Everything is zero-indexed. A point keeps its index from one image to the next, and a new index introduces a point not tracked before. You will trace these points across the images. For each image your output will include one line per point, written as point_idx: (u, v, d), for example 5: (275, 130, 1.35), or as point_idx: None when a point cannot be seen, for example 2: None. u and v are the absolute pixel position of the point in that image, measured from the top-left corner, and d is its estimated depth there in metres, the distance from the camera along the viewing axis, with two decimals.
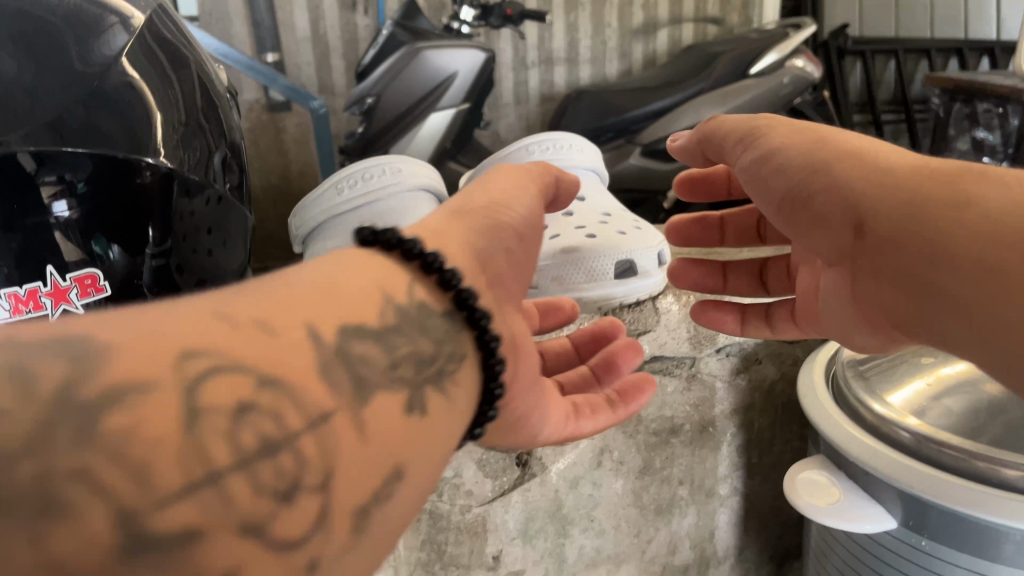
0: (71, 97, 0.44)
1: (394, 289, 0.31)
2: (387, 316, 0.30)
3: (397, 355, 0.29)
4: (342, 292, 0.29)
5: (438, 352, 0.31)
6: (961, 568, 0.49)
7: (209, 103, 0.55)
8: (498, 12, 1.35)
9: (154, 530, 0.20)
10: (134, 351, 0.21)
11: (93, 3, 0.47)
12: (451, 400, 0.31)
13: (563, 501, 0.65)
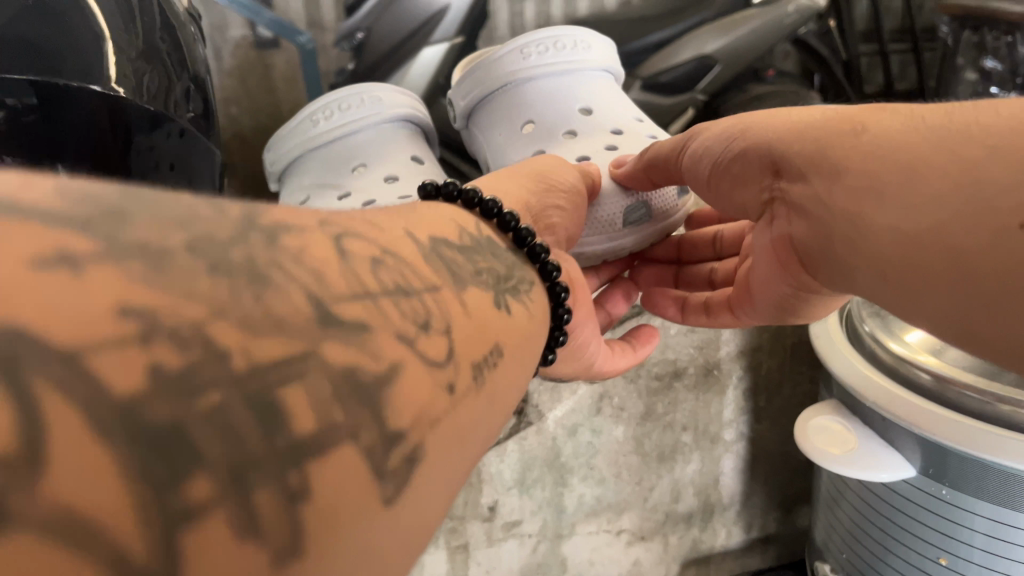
0: None
1: (465, 222, 0.35)
2: (466, 239, 0.33)
3: (478, 265, 0.31)
4: (422, 216, 0.32)
5: (510, 277, 0.34)
6: (981, 516, 0.46)
7: (169, 29, 0.51)
8: None
9: (334, 312, 0.20)
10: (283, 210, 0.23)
11: None
12: (531, 311, 0.34)
13: (561, 450, 0.62)
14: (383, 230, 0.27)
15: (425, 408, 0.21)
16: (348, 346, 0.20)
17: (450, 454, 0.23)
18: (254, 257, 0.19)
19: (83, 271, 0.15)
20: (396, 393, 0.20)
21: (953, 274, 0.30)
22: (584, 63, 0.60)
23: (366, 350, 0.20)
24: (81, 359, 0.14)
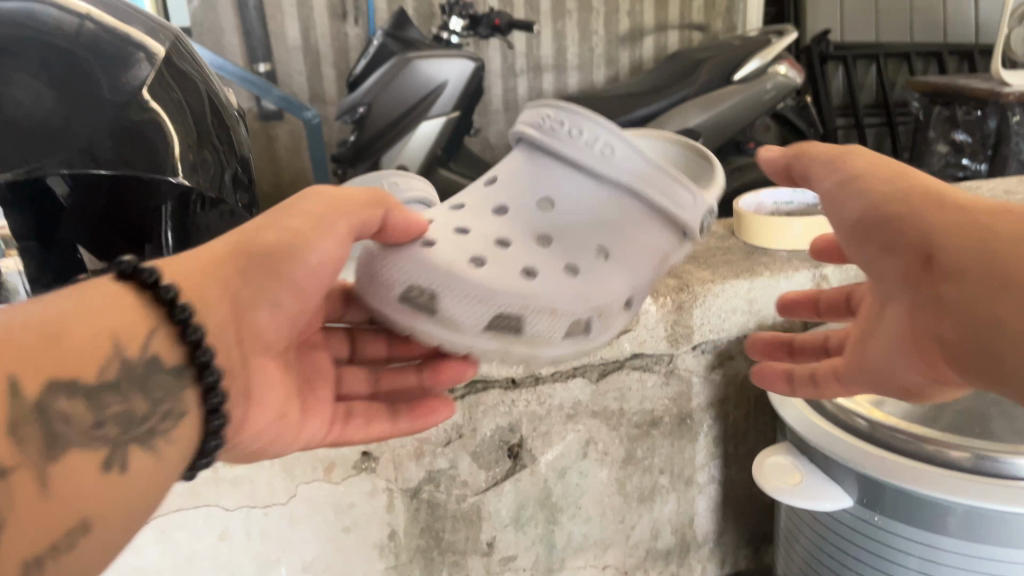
0: (100, 126, 0.49)
1: (130, 337, 0.35)
2: (110, 371, 0.34)
3: (101, 414, 0.33)
4: (68, 343, 0.33)
5: (150, 407, 0.36)
6: (906, 539, 0.54)
7: (219, 122, 0.60)
8: (487, 23, 1.51)
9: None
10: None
11: (114, 36, 0.52)
12: (160, 451, 0.36)
13: (552, 490, 0.70)
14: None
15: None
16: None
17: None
18: None
19: None
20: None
21: (996, 314, 0.34)
22: (565, 138, 0.45)
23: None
24: None
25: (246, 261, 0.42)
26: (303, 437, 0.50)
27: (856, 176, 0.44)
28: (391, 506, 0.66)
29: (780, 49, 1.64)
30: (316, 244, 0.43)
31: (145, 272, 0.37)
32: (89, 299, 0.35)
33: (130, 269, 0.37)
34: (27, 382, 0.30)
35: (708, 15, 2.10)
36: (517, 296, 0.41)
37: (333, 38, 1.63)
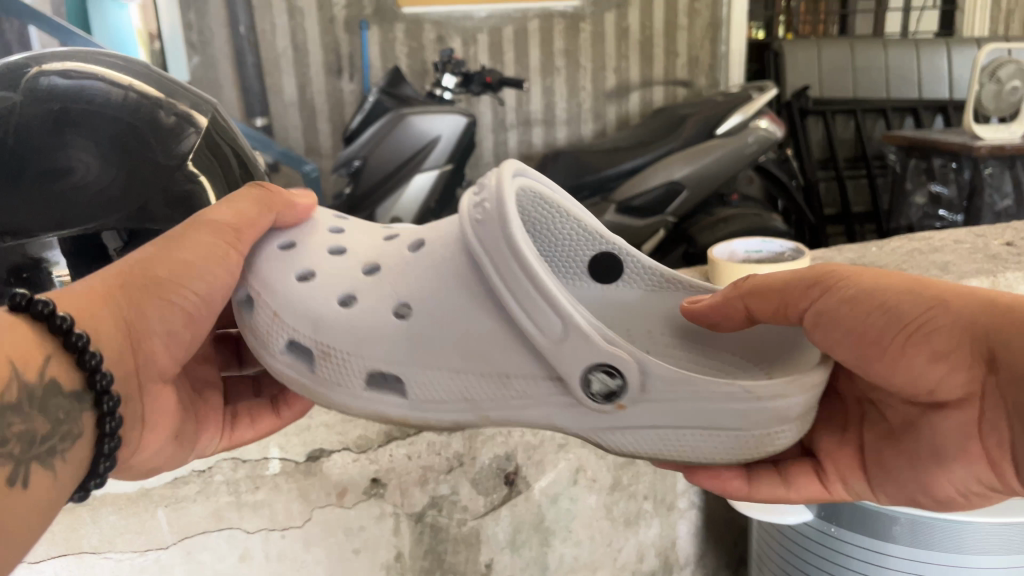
0: (154, 190, 0.59)
1: (29, 366, 0.42)
2: (12, 395, 0.40)
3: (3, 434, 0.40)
4: None
5: (51, 428, 0.43)
6: (860, 548, 0.61)
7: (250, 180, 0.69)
8: (479, 80, 1.92)
9: None
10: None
11: (161, 111, 0.62)
12: (57, 472, 0.43)
13: (545, 514, 0.76)
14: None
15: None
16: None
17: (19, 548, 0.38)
18: None
19: None
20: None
21: None
22: (486, 244, 0.48)
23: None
24: None
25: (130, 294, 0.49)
26: (196, 451, 0.60)
27: (859, 295, 0.47)
28: (397, 530, 0.72)
29: (763, 104, 1.75)
30: (201, 279, 0.51)
31: (41, 304, 0.43)
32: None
33: (23, 301, 0.43)
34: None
35: (693, 71, 2.66)
36: (338, 334, 0.51)
37: (327, 90, 2.39)
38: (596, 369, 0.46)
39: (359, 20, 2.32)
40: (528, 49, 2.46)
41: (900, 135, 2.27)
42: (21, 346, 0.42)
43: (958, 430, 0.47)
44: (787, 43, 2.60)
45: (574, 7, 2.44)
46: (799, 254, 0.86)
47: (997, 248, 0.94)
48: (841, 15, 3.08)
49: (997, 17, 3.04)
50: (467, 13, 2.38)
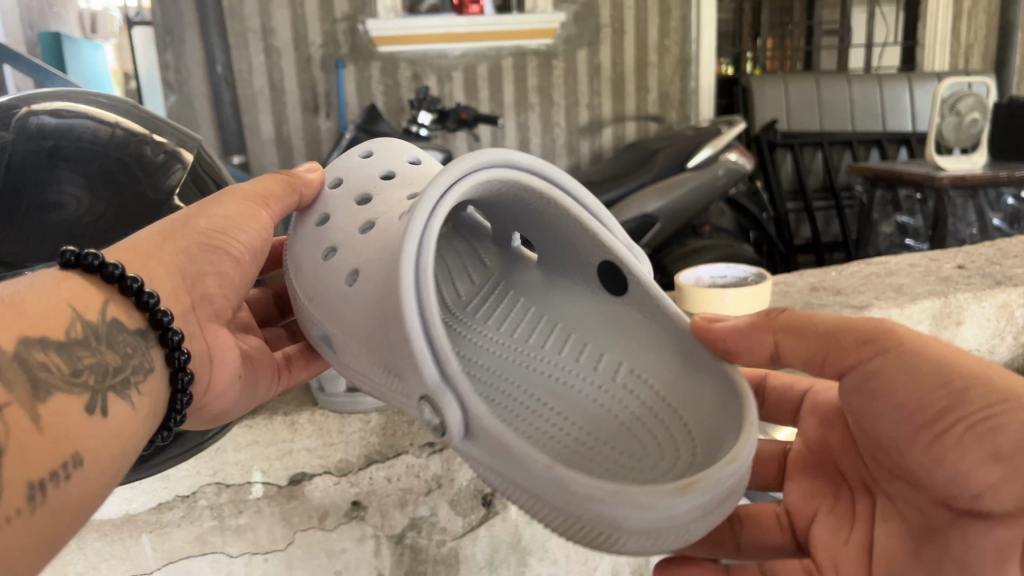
0: (141, 225, 0.62)
1: (86, 308, 0.49)
2: (77, 332, 0.47)
3: (78, 365, 0.46)
4: (34, 309, 0.45)
5: (120, 358, 0.49)
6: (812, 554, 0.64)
7: None
8: (455, 117, 1.97)
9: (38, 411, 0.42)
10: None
11: (145, 145, 0.65)
12: (133, 404, 0.49)
13: (522, 534, 0.78)
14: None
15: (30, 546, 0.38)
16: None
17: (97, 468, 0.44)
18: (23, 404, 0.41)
19: None
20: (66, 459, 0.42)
21: None
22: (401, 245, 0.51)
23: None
24: None
25: (177, 241, 0.58)
26: (258, 396, 0.68)
27: (911, 365, 0.50)
28: (378, 552, 0.74)
29: (732, 139, 1.82)
30: (243, 230, 0.62)
31: (90, 257, 0.50)
32: (54, 283, 0.49)
33: (76, 258, 0.50)
34: (26, 342, 0.43)
35: (664, 106, 2.73)
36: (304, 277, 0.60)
37: (305, 128, 2.44)
38: (428, 397, 0.48)
39: (336, 59, 2.37)
40: (502, 88, 2.52)
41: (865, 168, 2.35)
42: (78, 291, 0.49)
43: (982, 546, 0.46)
44: (754, 79, 2.69)
45: (546, 45, 2.51)
46: (759, 279, 0.90)
47: (948, 271, 0.98)
48: (806, 53, 3.18)
49: (957, 51, 3.14)
50: (442, 51, 2.44)
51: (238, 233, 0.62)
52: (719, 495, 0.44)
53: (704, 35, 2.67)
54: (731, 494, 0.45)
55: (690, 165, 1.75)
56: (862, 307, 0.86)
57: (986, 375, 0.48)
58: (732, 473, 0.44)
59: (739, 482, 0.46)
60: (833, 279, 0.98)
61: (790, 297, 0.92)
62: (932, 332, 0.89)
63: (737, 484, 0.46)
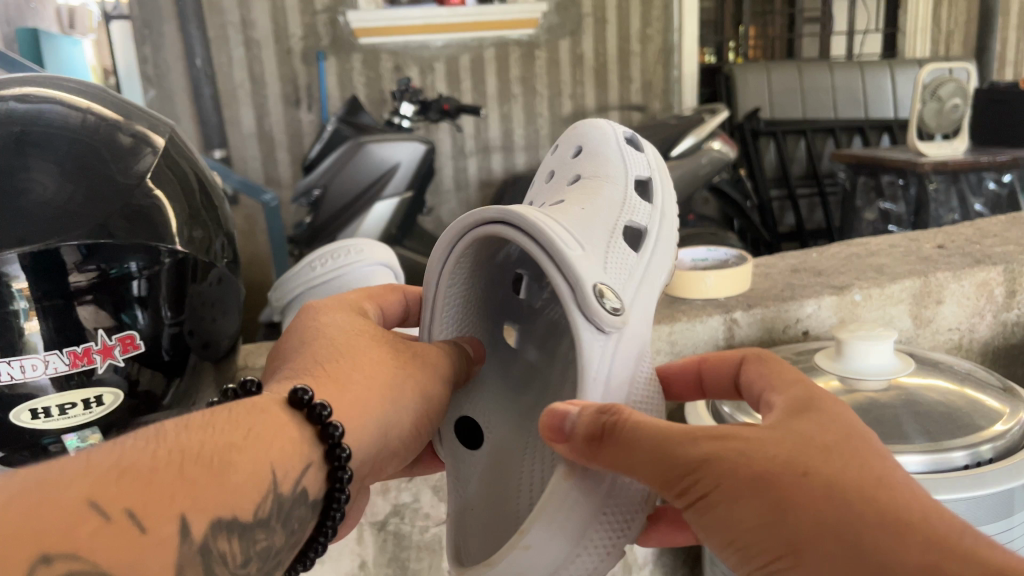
0: (114, 207, 0.61)
1: (284, 476, 0.43)
2: (264, 510, 0.41)
3: (249, 550, 0.40)
4: (235, 476, 0.39)
5: (285, 539, 0.43)
6: None
7: (207, 201, 0.72)
8: (437, 107, 1.96)
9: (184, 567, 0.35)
10: (49, 509, 0.31)
11: (116, 131, 0.64)
12: None
13: None
14: (138, 547, 0.33)
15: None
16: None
17: None
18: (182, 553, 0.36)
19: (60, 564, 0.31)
20: None
21: None
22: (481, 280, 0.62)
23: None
24: None
25: (381, 347, 0.55)
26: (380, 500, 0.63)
27: (728, 518, 0.40)
28: (361, 538, 0.74)
29: (715, 127, 1.82)
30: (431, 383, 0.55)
31: (320, 408, 0.46)
32: (261, 427, 0.43)
33: (308, 400, 0.46)
34: (216, 525, 0.37)
35: (647, 95, 2.73)
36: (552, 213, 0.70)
37: (287, 121, 2.42)
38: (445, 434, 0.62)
39: (317, 51, 2.35)
40: (485, 78, 2.51)
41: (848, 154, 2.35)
42: (271, 444, 0.43)
43: None
44: (737, 67, 2.69)
45: (529, 36, 2.50)
46: (740, 261, 0.90)
47: (927, 251, 0.99)
48: (787, 40, 3.19)
49: (936, 39, 3.16)
50: (423, 42, 2.42)
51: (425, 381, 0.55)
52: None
53: (686, 24, 2.67)
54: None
55: (674, 154, 1.76)
56: (842, 288, 0.86)
57: (782, 505, 0.38)
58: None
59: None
60: (814, 260, 0.98)
61: (771, 279, 0.92)
62: (912, 311, 0.89)
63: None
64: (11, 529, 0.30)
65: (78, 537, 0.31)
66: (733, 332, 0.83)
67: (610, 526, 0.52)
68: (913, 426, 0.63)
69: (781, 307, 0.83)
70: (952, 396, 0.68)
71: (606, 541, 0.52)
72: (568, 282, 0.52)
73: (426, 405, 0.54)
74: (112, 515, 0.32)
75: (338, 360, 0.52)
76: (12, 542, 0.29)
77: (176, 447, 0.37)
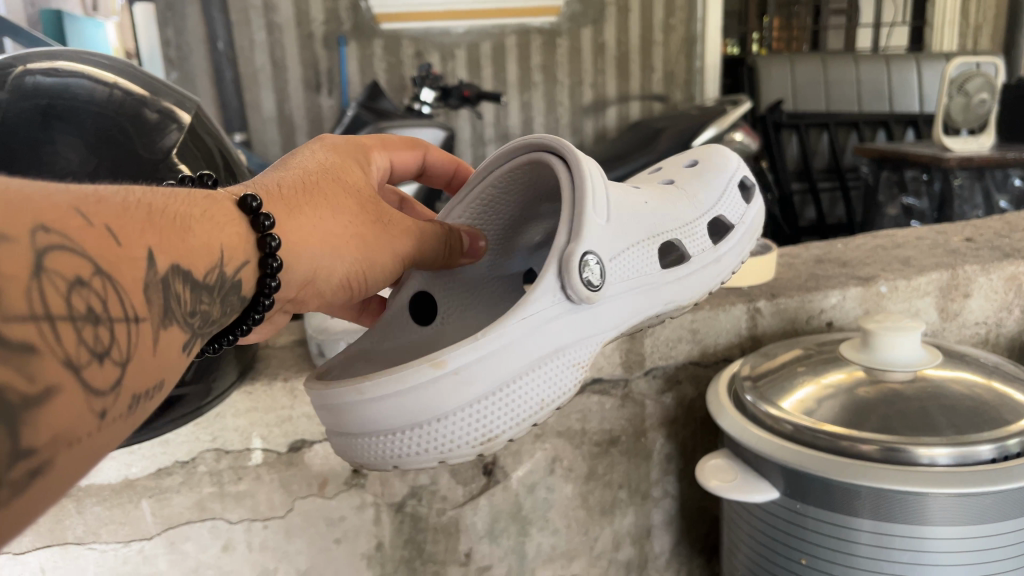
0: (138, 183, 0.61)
1: (233, 259, 0.41)
2: (214, 278, 0.39)
3: (197, 306, 0.38)
4: (194, 239, 0.38)
5: (223, 311, 0.42)
6: (816, 518, 0.65)
7: (233, 181, 0.71)
8: (457, 93, 1.95)
9: (150, 291, 0.33)
10: (42, 198, 0.29)
11: (139, 105, 0.64)
12: None
13: (523, 504, 0.78)
14: (117, 256, 0.31)
15: (66, 427, 0.27)
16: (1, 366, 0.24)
17: (140, 375, 0.32)
18: (161, 284, 0.34)
19: (61, 244, 0.28)
20: (137, 349, 0.32)
21: None
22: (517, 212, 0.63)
23: (21, 373, 0.25)
24: (41, 265, 0.27)
25: (354, 195, 0.52)
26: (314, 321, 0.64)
27: None
28: (378, 520, 0.74)
29: (736, 118, 1.81)
30: (374, 240, 0.52)
31: (265, 219, 0.44)
32: (217, 214, 0.42)
33: (255, 207, 0.44)
34: (175, 269, 0.35)
35: (669, 86, 2.70)
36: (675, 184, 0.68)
37: (307, 104, 2.42)
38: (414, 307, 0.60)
39: (338, 36, 2.35)
40: (506, 66, 2.50)
41: (873, 147, 2.32)
42: (222, 223, 0.42)
43: None
44: (760, 58, 2.66)
45: (550, 23, 2.48)
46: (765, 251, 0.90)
47: (956, 244, 0.97)
48: (813, 33, 3.16)
49: (964, 32, 3.12)
50: (444, 29, 2.42)
51: (378, 246, 0.52)
52: (334, 423, 0.50)
53: (710, 14, 2.64)
54: (354, 437, 0.50)
55: (694, 145, 1.74)
56: (868, 280, 0.85)
57: None
58: (336, 399, 0.49)
59: (363, 433, 0.49)
60: (839, 251, 0.97)
61: (796, 269, 0.91)
62: (939, 305, 0.88)
63: (372, 434, 0.49)
64: (7, 193, 0.27)
65: (68, 225, 0.29)
66: (756, 321, 0.82)
67: (453, 420, 0.49)
68: (942, 419, 0.62)
69: (805, 297, 0.83)
70: (980, 390, 0.66)
71: (429, 448, 0.50)
72: (567, 238, 0.53)
73: (372, 267, 0.52)
74: (92, 223, 0.31)
75: (301, 188, 0.50)
76: (13, 205, 0.27)
77: (144, 201, 0.36)
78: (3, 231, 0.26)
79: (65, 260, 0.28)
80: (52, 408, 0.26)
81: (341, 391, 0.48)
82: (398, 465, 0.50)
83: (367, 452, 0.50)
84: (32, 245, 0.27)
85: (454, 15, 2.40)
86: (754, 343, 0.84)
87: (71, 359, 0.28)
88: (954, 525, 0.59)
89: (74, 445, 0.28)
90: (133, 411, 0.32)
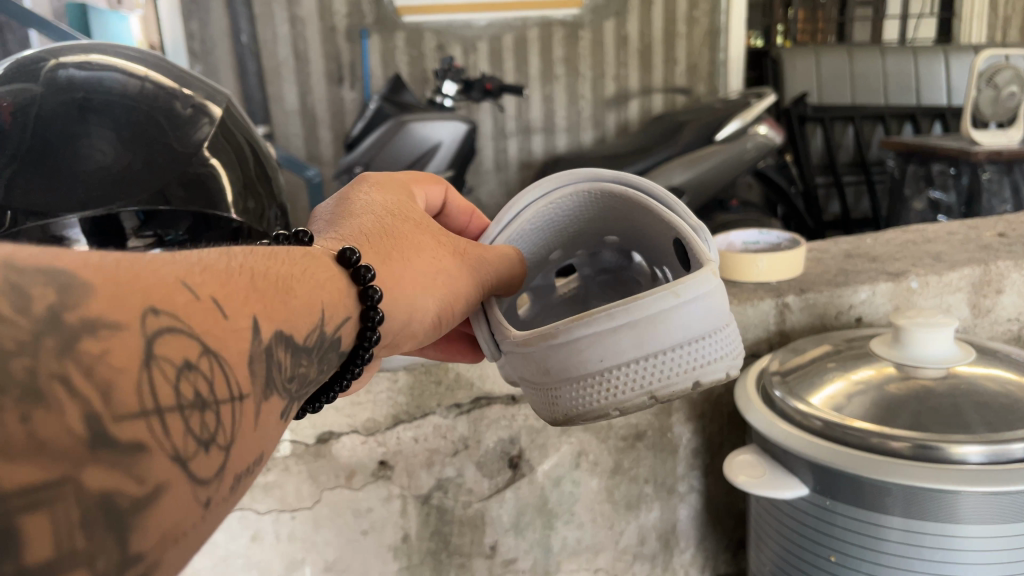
0: (171, 176, 0.62)
1: (332, 318, 0.41)
2: (313, 340, 0.39)
3: (295, 370, 0.37)
4: (294, 301, 0.38)
5: (320, 369, 0.41)
6: (844, 515, 0.64)
7: (263, 174, 0.72)
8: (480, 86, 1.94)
9: (253, 364, 0.33)
10: (150, 273, 0.29)
11: (170, 99, 0.65)
12: None
13: (548, 497, 0.78)
14: (223, 329, 0.31)
15: (171, 525, 0.25)
16: (109, 471, 0.23)
17: (243, 455, 0.31)
18: (264, 352, 0.33)
19: (172, 332, 0.28)
20: (241, 428, 0.31)
21: None
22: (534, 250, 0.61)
23: (128, 473, 0.24)
24: (151, 355, 0.26)
25: (424, 234, 0.53)
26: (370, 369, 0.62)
27: None
28: (405, 511, 0.74)
29: (762, 111, 1.79)
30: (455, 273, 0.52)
31: (366, 271, 0.44)
32: (318, 272, 0.42)
33: (354, 261, 0.44)
34: (278, 335, 0.35)
35: (692, 78, 2.68)
36: None
37: (330, 97, 2.43)
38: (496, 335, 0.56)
39: (361, 29, 2.35)
40: (528, 58, 2.49)
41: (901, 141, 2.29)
42: (318, 279, 0.41)
43: None
44: (785, 51, 2.64)
45: (573, 16, 2.47)
46: (792, 246, 0.89)
47: (988, 239, 0.96)
48: (839, 24, 3.12)
49: (993, 24, 3.11)
50: (467, 21, 2.41)
51: (461, 279, 0.52)
52: (633, 346, 0.46)
53: (734, 6, 2.61)
54: (632, 365, 0.47)
55: (718, 138, 1.72)
56: (898, 275, 0.85)
57: None
58: (615, 325, 0.46)
59: (670, 346, 0.47)
60: (868, 245, 0.96)
61: (824, 264, 0.90)
62: (971, 300, 0.87)
63: (683, 343, 0.47)
64: (118, 273, 0.27)
65: (177, 301, 0.29)
66: (785, 317, 0.82)
67: (723, 334, 0.49)
68: (974, 416, 0.62)
69: (834, 293, 0.82)
70: (1012, 386, 0.65)
71: (722, 354, 0.49)
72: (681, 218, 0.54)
73: (458, 300, 0.52)
74: (200, 296, 0.30)
75: (377, 235, 0.50)
76: (124, 286, 0.27)
77: (247, 266, 0.35)
78: (116, 318, 0.26)
79: (172, 346, 0.27)
80: (164, 512, 0.25)
81: (641, 305, 0.46)
82: (700, 380, 0.48)
83: (669, 371, 0.47)
84: (142, 332, 0.26)
85: (476, 7, 2.39)
86: (782, 339, 0.83)
87: (180, 453, 0.26)
88: (985, 523, 0.59)
89: (181, 539, 0.26)
90: (238, 490, 0.31)
